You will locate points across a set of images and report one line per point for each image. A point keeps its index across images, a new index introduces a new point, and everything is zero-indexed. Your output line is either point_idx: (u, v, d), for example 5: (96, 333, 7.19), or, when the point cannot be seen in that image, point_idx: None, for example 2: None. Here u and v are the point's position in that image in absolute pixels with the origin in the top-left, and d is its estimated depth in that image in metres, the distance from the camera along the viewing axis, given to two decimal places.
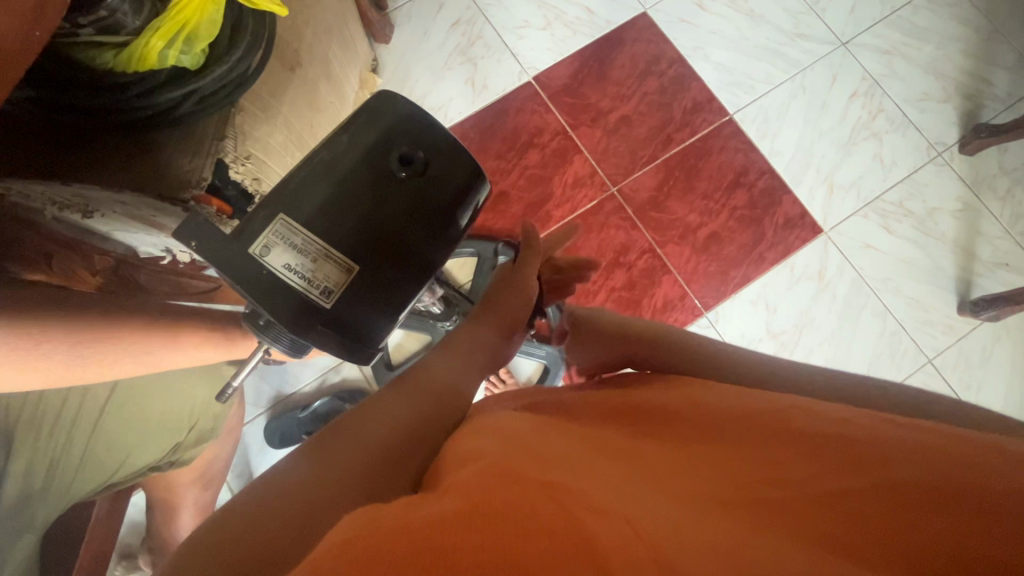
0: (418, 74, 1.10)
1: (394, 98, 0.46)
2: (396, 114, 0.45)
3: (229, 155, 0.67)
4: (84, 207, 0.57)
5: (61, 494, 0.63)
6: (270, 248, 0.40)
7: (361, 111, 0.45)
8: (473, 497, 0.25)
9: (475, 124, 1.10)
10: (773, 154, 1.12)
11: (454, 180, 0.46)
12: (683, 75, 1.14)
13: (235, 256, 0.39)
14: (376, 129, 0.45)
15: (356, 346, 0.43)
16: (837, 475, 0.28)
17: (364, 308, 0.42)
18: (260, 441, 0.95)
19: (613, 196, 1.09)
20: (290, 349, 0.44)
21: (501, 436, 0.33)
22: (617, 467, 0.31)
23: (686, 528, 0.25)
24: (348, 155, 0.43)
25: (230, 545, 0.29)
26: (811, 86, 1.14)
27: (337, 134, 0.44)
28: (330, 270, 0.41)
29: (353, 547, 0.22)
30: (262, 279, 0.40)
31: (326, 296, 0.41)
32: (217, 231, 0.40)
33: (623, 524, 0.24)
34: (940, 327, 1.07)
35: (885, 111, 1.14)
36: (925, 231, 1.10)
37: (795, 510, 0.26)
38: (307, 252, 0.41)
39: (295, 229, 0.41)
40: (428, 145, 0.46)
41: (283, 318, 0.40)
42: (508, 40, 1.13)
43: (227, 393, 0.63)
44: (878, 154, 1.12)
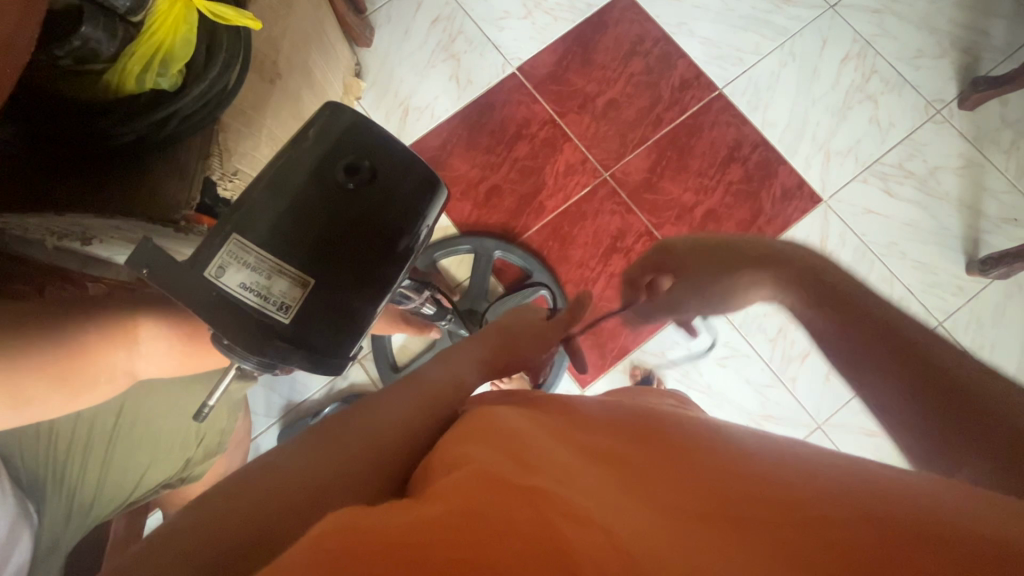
0: (401, 75, 1.10)
1: (341, 110, 0.46)
2: (341, 125, 0.45)
3: (216, 172, 0.69)
4: (81, 233, 0.58)
5: (82, 518, 0.65)
6: (225, 269, 0.40)
7: (305, 126, 0.46)
8: (453, 505, 0.26)
9: (462, 120, 1.09)
10: (766, 126, 1.10)
11: (407, 184, 0.46)
12: (669, 52, 1.12)
13: (188, 278, 0.39)
14: (322, 142, 0.45)
15: (323, 359, 0.43)
16: (825, 494, 0.28)
17: (325, 318, 0.43)
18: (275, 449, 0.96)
19: (606, 181, 1.08)
20: (258, 366, 0.44)
21: (492, 437, 0.34)
22: (608, 474, 0.31)
23: (663, 536, 0.25)
24: (296, 169, 0.43)
25: (215, 535, 0.32)
26: (801, 53, 1.12)
27: (292, 147, 0.45)
28: (286, 286, 0.41)
29: (328, 543, 0.23)
30: (214, 301, 0.40)
31: (283, 311, 0.41)
32: (168, 257, 0.39)
33: (600, 531, 0.25)
34: (949, 289, 1.05)
35: (879, 72, 1.11)
36: (928, 191, 1.07)
37: (779, 522, 0.26)
38: (261, 270, 0.41)
39: (246, 248, 0.41)
40: (374, 153, 0.46)
41: (239, 339, 0.40)
42: (489, 33, 1.12)
43: (204, 410, 0.56)
44: (874, 117, 1.10)
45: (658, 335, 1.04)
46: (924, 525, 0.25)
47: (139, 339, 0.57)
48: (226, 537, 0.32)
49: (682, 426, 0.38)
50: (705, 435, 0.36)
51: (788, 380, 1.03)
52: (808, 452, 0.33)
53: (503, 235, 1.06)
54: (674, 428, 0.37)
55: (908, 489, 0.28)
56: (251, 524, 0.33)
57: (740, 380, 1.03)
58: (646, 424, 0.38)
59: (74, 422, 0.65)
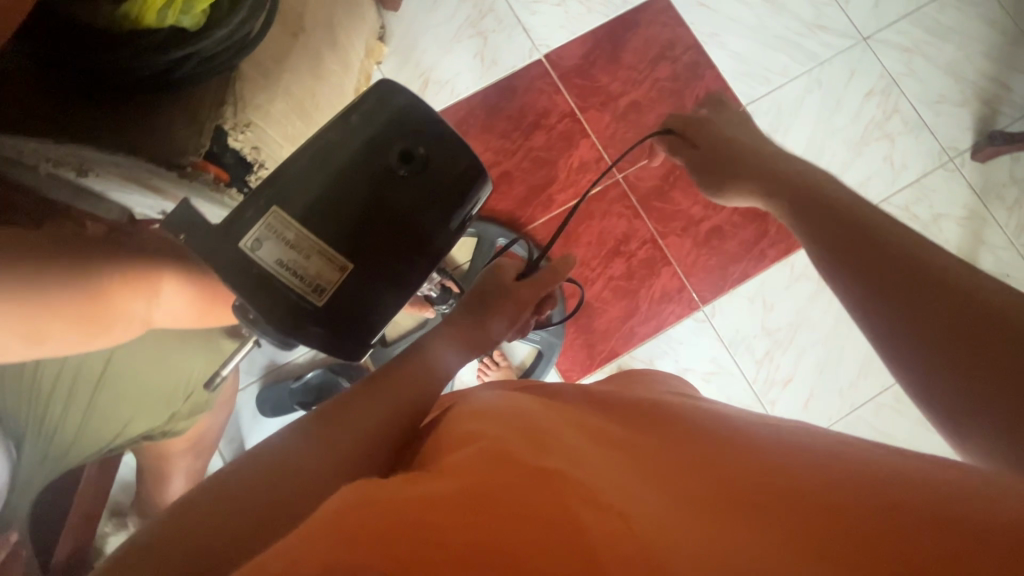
0: (425, 45, 1.07)
1: (396, 90, 0.46)
2: (396, 105, 0.45)
3: (228, 122, 0.67)
4: (78, 165, 0.55)
5: (59, 460, 0.64)
6: (262, 242, 0.41)
7: (360, 101, 0.46)
8: (469, 485, 0.26)
9: (481, 101, 1.07)
10: (783, 150, 1.10)
11: (455, 173, 0.45)
12: (697, 62, 1.11)
13: (227, 251, 0.40)
14: (376, 120, 0.45)
15: (346, 345, 0.43)
16: (851, 484, 0.27)
17: (355, 305, 0.42)
18: (252, 410, 0.95)
19: (618, 183, 1.08)
20: (278, 344, 0.45)
21: (506, 421, 0.33)
22: (622, 462, 0.31)
23: (682, 527, 0.25)
24: (345, 146, 0.44)
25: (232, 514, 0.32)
26: (827, 81, 1.12)
27: (340, 121, 0.45)
28: (320, 267, 0.41)
29: (343, 522, 0.23)
30: (254, 275, 0.40)
31: (316, 292, 0.41)
32: (207, 225, 0.41)
33: (617, 515, 0.25)
34: None
35: (900, 112, 1.11)
36: (929, 237, 1.09)
37: (791, 520, 0.26)
38: (300, 248, 0.41)
39: (286, 223, 0.41)
40: (426, 140, 0.45)
41: (270, 314, 0.41)
42: (520, 15, 1.09)
43: (216, 378, 0.63)
44: (889, 155, 1.10)
45: (648, 343, 1.05)
46: (944, 519, 0.24)
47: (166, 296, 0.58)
48: (239, 517, 0.32)
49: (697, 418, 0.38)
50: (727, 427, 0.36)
51: (767, 404, 1.05)
52: (827, 441, 0.33)
53: (508, 223, 1.05)
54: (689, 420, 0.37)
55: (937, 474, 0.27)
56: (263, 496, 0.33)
57: (722, 396, 1.05)
58: (663, 413, 0.38)
59: (60, 363, 0.62)
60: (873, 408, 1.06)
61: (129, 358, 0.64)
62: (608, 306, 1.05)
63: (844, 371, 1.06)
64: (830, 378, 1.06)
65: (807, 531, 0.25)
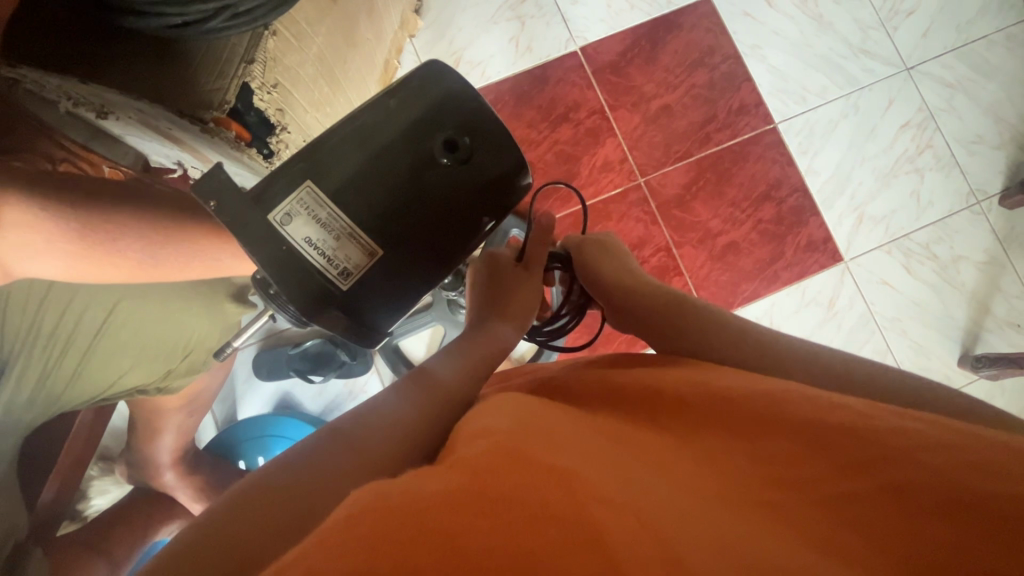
0: (462, 23, 1.05)
1: (446, 72, 0.45)
2: (445, 89, 0.45)
3: (255, 81, 0.64)
4: (99, 107, 0.52)
5: (53, 398, 0.65)
6: (292, 217, 0.40)
7: (411, 79, 0.45)
8: (477, 483, 0.26)
9: (511, 87, 1.05)
10: (810, 173, 1.08)
11: (498, 167, 0.46)
12: (735, 73, 1.08)
13: (255, 220, 0.40)
14: (425, 101, 0.44)
15: (365, 330, 0.44)
16: (849, 476, 0.30)
17: (377, 292, 0.43)
18: (247, 371, 0.95)
19: (639, 187, 1.06)
20: (291, 320, 0.47)
21: (509, 415, 0.35)
22: (626, 454, 0.33)
23: (700, 520, 0.27)
24: (389, 125, 0.43)
25: (242, 537, 0.32)
26: (864, 108, 1.09)
27: (384, 98, 0.44)
28: (351, 251, 0.41)
29: (357, 525, 0.24)
30: (281, 253, 0.40)
31: (343, 277, 0.41)
32: (238, 189, 0.40)
33: (630, 513, 0.26)
34: (937, 376, 1.06)
35: (934, 148, 1.09)
36: (945, 278, 1.07)
37: (801, 520, 0.29)
38: (331, 229, 0.41)
39: (320, 201, 0.41)
40: (473, 132, 0.45)
41: (292, 292, 0.40)
42: (561, 4, 1.07)
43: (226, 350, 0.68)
44: (916, 191, 1.09)
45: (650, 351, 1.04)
46: (930, 503, 0.28)
47: (100, 254, 0.58)
48: (255, 538, 0.32)
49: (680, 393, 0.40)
50: (711, 395, 0.38)
51: None
52: (811, 404, 0.35)
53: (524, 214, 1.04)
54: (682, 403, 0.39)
55: (924, 434, 0.31)
56: (281, 518, 0.33)
57: None
58: (653, 401, 0.40)
59: (67, 305, 0.62)
60: None
61: (130, 313, 0.65)
62: None
63: None
64: None
65: (815, 528, 0.28)
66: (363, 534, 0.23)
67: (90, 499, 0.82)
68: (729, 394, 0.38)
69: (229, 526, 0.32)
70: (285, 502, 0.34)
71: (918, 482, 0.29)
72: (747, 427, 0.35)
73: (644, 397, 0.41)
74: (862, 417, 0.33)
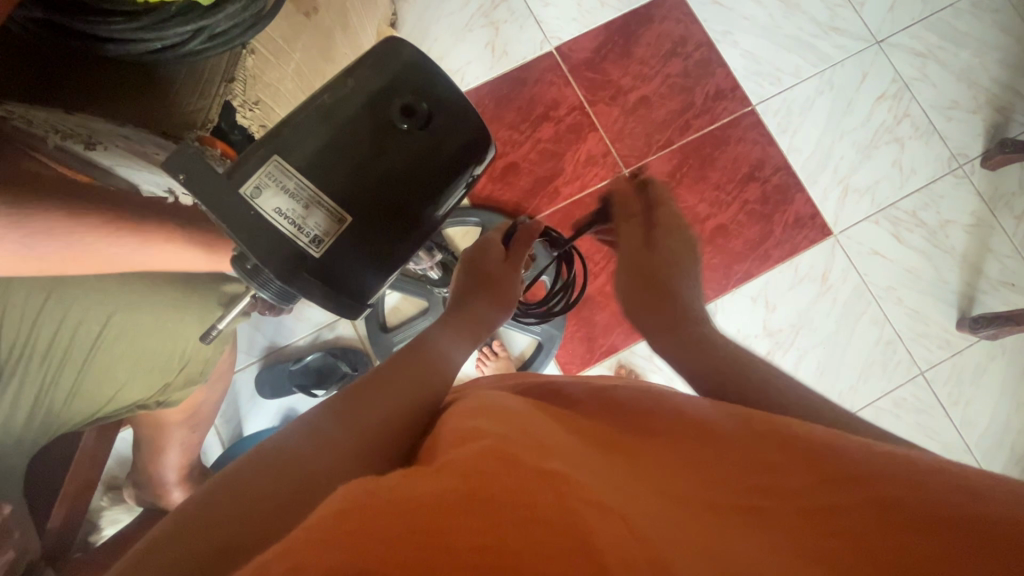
0: (437, 32, 1.07)
1: (402, 46, 0.47)
2: (403, 62, 0.46)
3: (237, 98, 0.67)
4: (87, 137, 0.55)
5: (50, 424, 0.64)
6: (261, 190, 0.42)
7: (370, 54, 0.46)
8: (468, 481, 0.27)
9: (490, 91, 1.07)
10: (791, 151, 1.09)
11: (460, 135, 0.48)
12: (709, 59, 1.10)
13: (227, 196, 0.42)
14: (383, 74, 0.46)
15: (344, 299, 0.46)
16: (838, 495, 0.30)
17: (351, 260, 0.45)
18: (250, 390, 0.96)
19: (624, 178, 1.07)
20: (275, 297, 0.48)
21: (503, 420, 0.35)
22: (617, 466, 0.33)
23: (677, 530, 0.27)
24: (351, 99, 0.45)
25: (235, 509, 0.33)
26: (839, 83, 1.11)
27: (342, 78, 0.45)
28: (321, 219, 0.43)
29: (351, 520, 0.24)
30: (252, 219, 0.42)
31: (316, 244, 0.43)
32: (207, 168, 0.42)
33: (618, 516, 0.27)
34: (937, 341, 1.07)
35: (911, 116, 1.11)
36: (935, 243, 1.08)
37: (784, 529, 0.29)
38: (299, 198, 0.43)
39: (286, 172, 0.43)
40: (432, 98, 0.47)
41: (270, 260, 0.43)
42: (533, 7, 1.09)
43: (212, 333, 0.63)
44: (897, 160, 1.10)
45: None
46: (932, 525, 0.27)
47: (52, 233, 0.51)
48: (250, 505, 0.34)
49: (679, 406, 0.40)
50: (701, 417, 0.39)
51: None
52: (813, 436, 0.35)
53: (513, 214, 1.05)
54: (682, 415, 0.39)
55: (922, 469, 0.31)
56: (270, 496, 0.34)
57: None
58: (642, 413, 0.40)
59: (60, 318, 0.61)
60: (872, 413, 1.06)
61: (123, 327, 0.63)
62: (611, 301, 1.04)
63: (843, 374, 1.06)
64: (828, 381, 1.06)
65: (799, 537, 0.28)
66: (350, 536, 0.24)
67: (103, 529, 0.85)
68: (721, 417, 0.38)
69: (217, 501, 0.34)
70: (277, 476, 0.35)
71: (910, 504, 0.28)
72: (743, 442, 0.35)
73: (642, 407, 0.41)
74: (861, 450, 0.33)
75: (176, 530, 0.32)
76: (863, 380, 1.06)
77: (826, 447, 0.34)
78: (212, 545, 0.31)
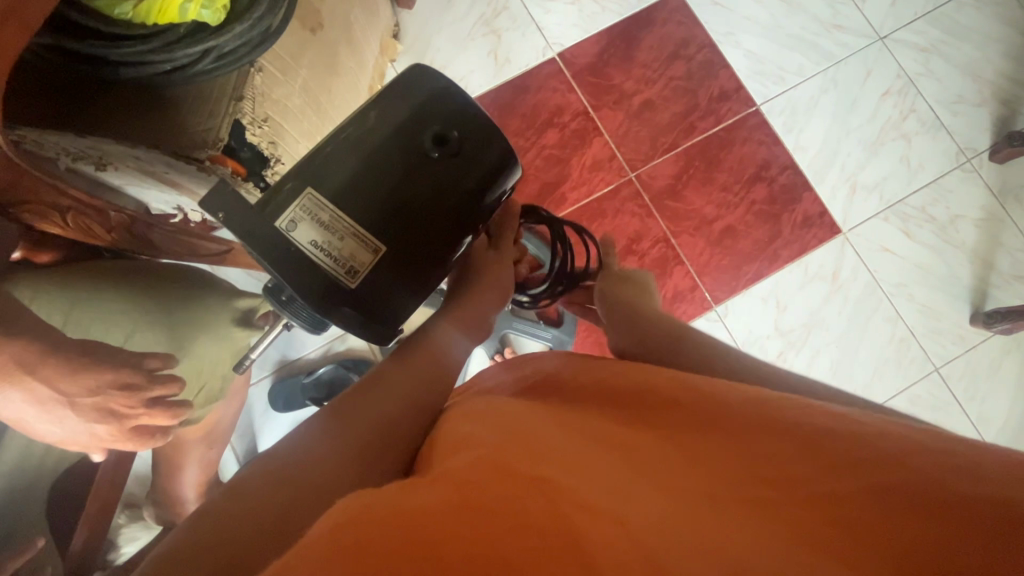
0: (439, 42, 1.07)
1: (428, 73, 0.48)
2: (430, 88, 0.47)
3: (247, 117, 0.66)
4: (98, 159, 0.55)
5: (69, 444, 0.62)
6: (297, 223, 0.43)
7: (397, 84, 0.47)
8: (460, 491, 0.28)
9: (494, 99, 1.07)
10: (797, 150, 1.09)
11: (487, 160, 0.48)
12: (712, 61, 1.10)
13: (264, 229, 0.42)
14: (413, 102, 0.47)
15: (378, 329, 0.46)
16: (835, 476, 0.29)
17: (385, 287, 0.45)
18: (264, 404, 0.96)
19: (631, 181, 1.07)
20: (306, 325, 0.49)
21: (498, 426, 0.35)
22: (614, 460, 0.33)
23: (670, 524, 0.27)
24: (380, 129, 0.46)
25: (256, 513, 0.34)
26: (843, 81, 1.11)
27: (368, 108, 0.46)
28: (355, 250, 0.44)
29: (345, 533, 0.25)
30: (290, 251, 0.42)
31: (351, 275, 0.44)
32: (243, 204, 0.42)
33: (611, 521, 0.27)
34: (951, 337, 1.06)
35: (917, 112, 1.10)
36: (946, 238, 1.08)
37: (783, 513, 0.28)
38: (334, 229, 0.43)
39: (321, 205, 0.43)
40: (460, 124, 0.47)
41: (305, 291, 0.43)
42: (534, 14, 1.09)
43: (246, 362, 0.70)
44: (905, 155, 1.09)
45: None
46: (929, 507, 0.27)
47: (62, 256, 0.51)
48: (271, 510, 0.34)
49: (677, 395, 0.40)
50: (697, 403, 0.39)
51: None
52: (808, 414, 0.35)
53: None
54: (679, 407, 0.39)
55: (919, 443, 0.30)
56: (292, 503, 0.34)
57: None
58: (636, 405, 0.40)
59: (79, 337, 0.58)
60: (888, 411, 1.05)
61: (149, 342, 0.61)
62: None
63: (857, 372, 1.05)
64: (843, 379, 1.05)
65: (797, 520, 0.28)
66: (335, 545, 0.24)
67: (122, 547, 0.84)
68: (719, 400, 0.38)
69: (238, 507, 0.34)
70: (297, 483, 0.36)
71: (906, 482, 0.28)
72: (739, 428, 0.35)
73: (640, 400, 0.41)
74: (858, 424, 0.33)
75: (197, 538, 0.33)
76: (876, 377, 1.05)
77: (822, 424, 0.33)
78: (232, 547, 0.32)
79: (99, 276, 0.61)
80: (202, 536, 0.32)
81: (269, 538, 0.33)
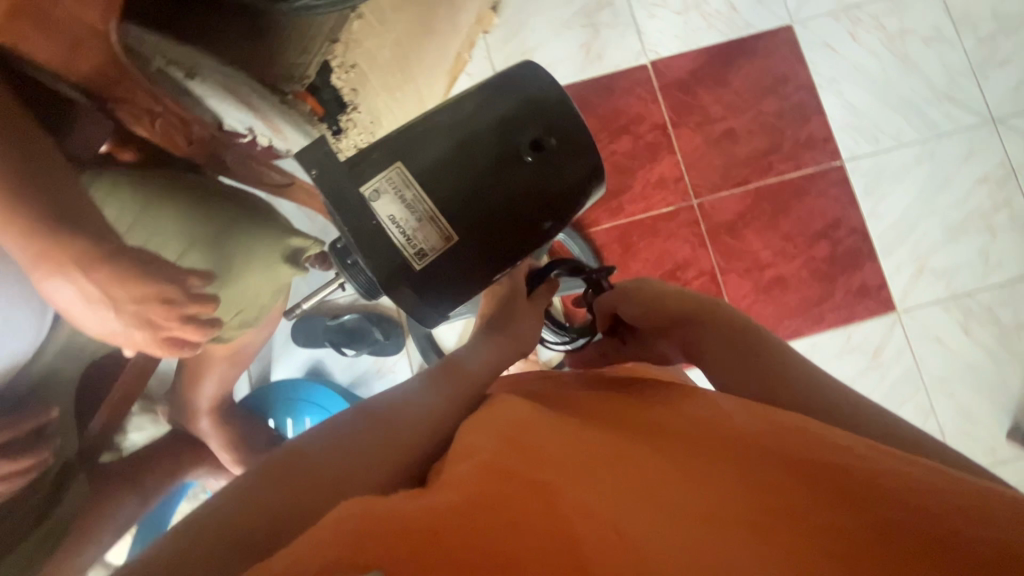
0: (536, 24, 1.06)
1: (539, 74, 0.48)
2: (538, 90, 0.47)
3: (336, 60, 0.67)
4: (189, 68, 0.58)
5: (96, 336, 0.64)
6: (380, 195, 0.44)
7: (504, 79, 0.48)
8: (466, 495, 0.28)
9: (576, 93, 1.05)
10: (872, 216, 1.04)
11: (578, 172, 0.47)
12: (807, 104, 1.06)
13: (352, 193, 0.44)
14: (519, 102, 0.47)
15: (430, 312, 0.47)
16: (834, 501, 0.29)
17: (446, 275, 0.46)
18: (286, 336, 0.99)
19: (692, 208, 1.05)
20: (362, 291, 0.51)
21: (498, 429, 0.35)
22: (610, 462, 0.32)
23: (664, 537, 0.27)
24: (480, 120, 0.46)
25: (275, 504, 0.35)
26: (940, 156, 1.05)
27: (473, 97, 0.47)
28: (428, 234, 0.44)
29: (353, 527, 0.25)
30: (368, 218, 0.44)
31: (419, 257, 0.44)
32: (337, 163, 0.45)
33: (610, 529, 0.27)
34: (982, 445, 1.01)
35: (1011, 207, 1.04)
36: (1005, 344, 1.02)
37: (780, 527, 0.27)
38: (414, 209, 0.44)
39: (407, 182, 0.45)
40: (559, 132, 0.47)
41: (373, 261, 0.44)
42: (638, 16, 1.06)
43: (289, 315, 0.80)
44: (985, 249, 1.03)
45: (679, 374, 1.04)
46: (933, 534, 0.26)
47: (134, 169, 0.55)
48: (289, 499, 0.35)
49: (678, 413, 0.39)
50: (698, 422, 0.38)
51: None
52: (809, 444, 0.33)
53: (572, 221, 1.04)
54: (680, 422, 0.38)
55: (921, 476, 0.30)
56: (310, 495, 0.36)
57: None
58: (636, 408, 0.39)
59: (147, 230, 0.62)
60: None
61: (197, 264, 0.64)
62: None
63: None
64: None
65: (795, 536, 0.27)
66: (353, 537, 0.25)
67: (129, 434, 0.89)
68: (714, 421, 0.38)
69: (260, 500, 0.35)
70: (318, 482, 0.37)
71: (911, 511, 0.27)
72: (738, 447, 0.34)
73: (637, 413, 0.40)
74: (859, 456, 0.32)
75: (223, 514, 0.35)
76: None
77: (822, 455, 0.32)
78: (250, 530, 0.34)
79: (170, 193, 0.63)
80: (225, 517, 0.34)
81: (283, 529, 0.34)
